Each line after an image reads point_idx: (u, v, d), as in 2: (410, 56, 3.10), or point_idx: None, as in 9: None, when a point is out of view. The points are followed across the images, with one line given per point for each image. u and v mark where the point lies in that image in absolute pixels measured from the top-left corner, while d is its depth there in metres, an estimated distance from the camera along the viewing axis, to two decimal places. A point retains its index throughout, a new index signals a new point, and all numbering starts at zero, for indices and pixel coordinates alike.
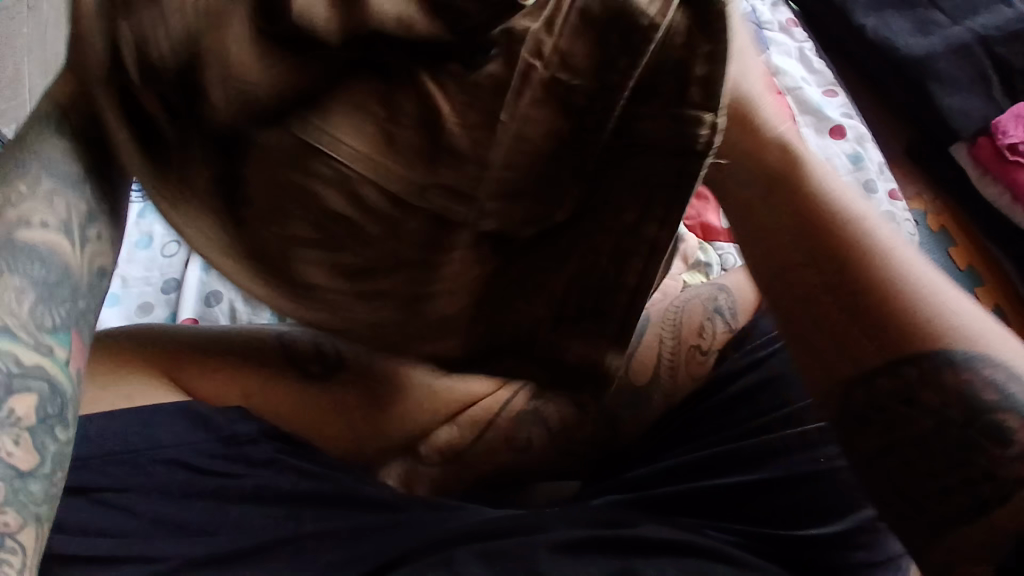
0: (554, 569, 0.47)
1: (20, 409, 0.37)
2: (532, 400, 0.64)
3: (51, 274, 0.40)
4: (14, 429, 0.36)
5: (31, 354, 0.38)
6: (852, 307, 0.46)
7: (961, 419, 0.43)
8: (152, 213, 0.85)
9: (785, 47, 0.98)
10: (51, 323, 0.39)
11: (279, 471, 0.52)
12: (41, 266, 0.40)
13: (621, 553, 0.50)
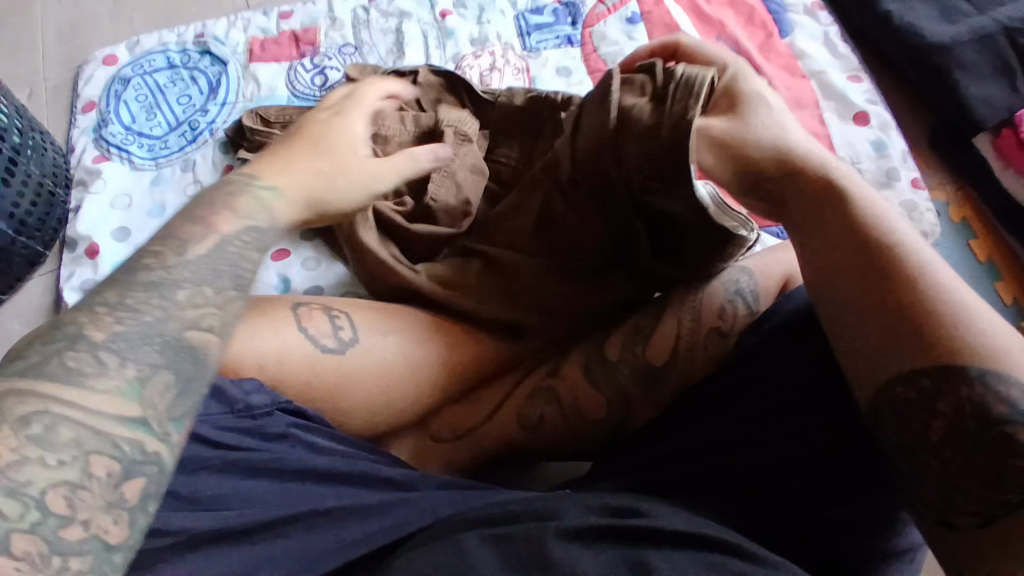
0: (568, 559, 0.45)
1: (131, 492, 0.36)
2: (548, 376, 0.64)
3: (195, 370, 0.40)
4: (117, 510, 0.35)
5: (154, 439, 0.37)
6: (884, 305, 0.45)
7: (975, 429, 0.40)
8: (164, 182, 0.84)
9: (810, 30, 0.96)
10: (175, 410, 0.39)
11: (291, 445, 0.52)
12: (189, 362, 0.40)
13: (634, 543, 0.47)
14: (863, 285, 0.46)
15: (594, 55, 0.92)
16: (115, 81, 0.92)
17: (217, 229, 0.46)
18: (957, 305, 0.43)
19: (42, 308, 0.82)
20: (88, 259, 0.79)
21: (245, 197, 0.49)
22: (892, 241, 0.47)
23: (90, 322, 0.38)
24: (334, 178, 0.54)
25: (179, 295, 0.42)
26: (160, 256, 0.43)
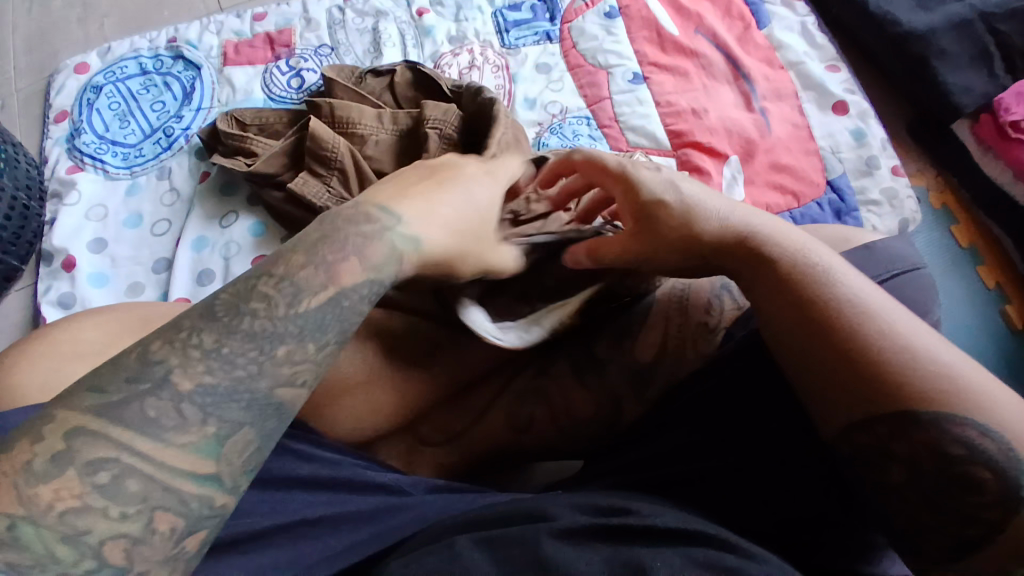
0: (562, 560, 0.45)
1: (191, 544, 0.36)
2: (537, 375, 0.63)
3: (276, 427, 0.39)
4: (174, 562, 0.35)
5: (223, 494, 0.37)
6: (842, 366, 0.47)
7: (934, 469, 0.44)
8: (140, 190, 0.83)
9: (787, 21, 0.96)
10: (246, 464, 0.38)
11: (277, 453, 0.51)
12: (271, 419, 0.38)
13: (624, 542, 0.47)
14: (809, 350, 0.48)
15: (574, 51, 0.91)
16: (87, 89, 0.90)
17: (339, 281, 0.41)
18: (903, 358, 0.46)
19: (19, 323, 0.80)
20: (65, 272, 0.78)
21: (380, 245, 0.44)
22: (834, 301, 0.48)
23: (180, 366, 0.37)
24: (468, 239, 0.50)
25: (280, 350, 0.39)
26: (270, 302, 0.39)
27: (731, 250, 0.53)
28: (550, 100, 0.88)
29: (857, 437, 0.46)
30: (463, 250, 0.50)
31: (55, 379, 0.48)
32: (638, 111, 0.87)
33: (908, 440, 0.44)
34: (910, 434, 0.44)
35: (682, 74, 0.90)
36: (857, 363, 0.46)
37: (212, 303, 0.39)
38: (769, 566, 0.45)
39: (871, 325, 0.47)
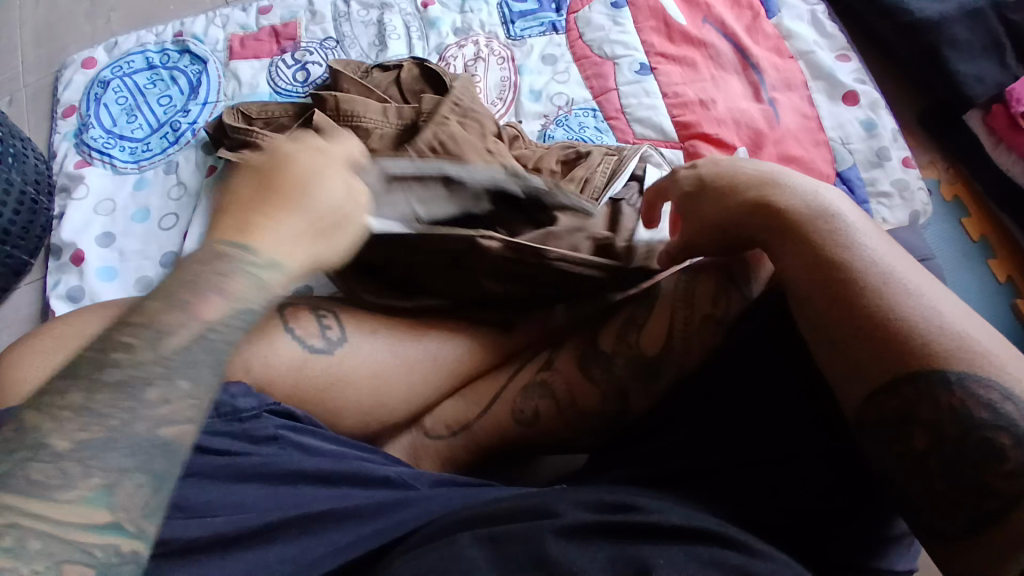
0: (564, 557, 0.45)
1: None
2: (541, 371, 0.63)
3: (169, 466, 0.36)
4: None
5: (128, 540, 0.34)
6: (860, 324, 0.47)
7: (956, 435, 0.42)
8: (148, 185, 0.83)
9: (797, 10, 0.95)
10: (148, 507, 0.35)
11: (281, 448, 0.51)
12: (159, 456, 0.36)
13: (627, 540, 0.47)
14: (831, 312, 0.49)
15: (580, 42, 0.90)
16: (94, 84, 0.91)
17: (201, 316, 0.38)
18: (925, 318, 0.46)
19: (30, 317, 0.80)
20: (74, 266, 0.78)
21: (237, 275, 0.40)
22: (855, 264, 0.49)
23: (53, 428, 0.33)
24: (329, 237, 0.44)
25: (151, 393, 0.36)
26: (132, 350, 0.36)
27: (755, 221, 0.55)
28: (555, 92, 0.87)
29: (883, 402, 0.45)
30: (337, 244, 0.45)
31: None
32: (644, 103, 0.86)
33: (933, 406, 0.43)
34: (936, 399, 0.43)
35: (689, 65, 0.89)
36: (879, 324, 0.46)
37: (76, 362, 0.36)
38: (773, 564, 0.45)
39: (893, 286, 0.47)
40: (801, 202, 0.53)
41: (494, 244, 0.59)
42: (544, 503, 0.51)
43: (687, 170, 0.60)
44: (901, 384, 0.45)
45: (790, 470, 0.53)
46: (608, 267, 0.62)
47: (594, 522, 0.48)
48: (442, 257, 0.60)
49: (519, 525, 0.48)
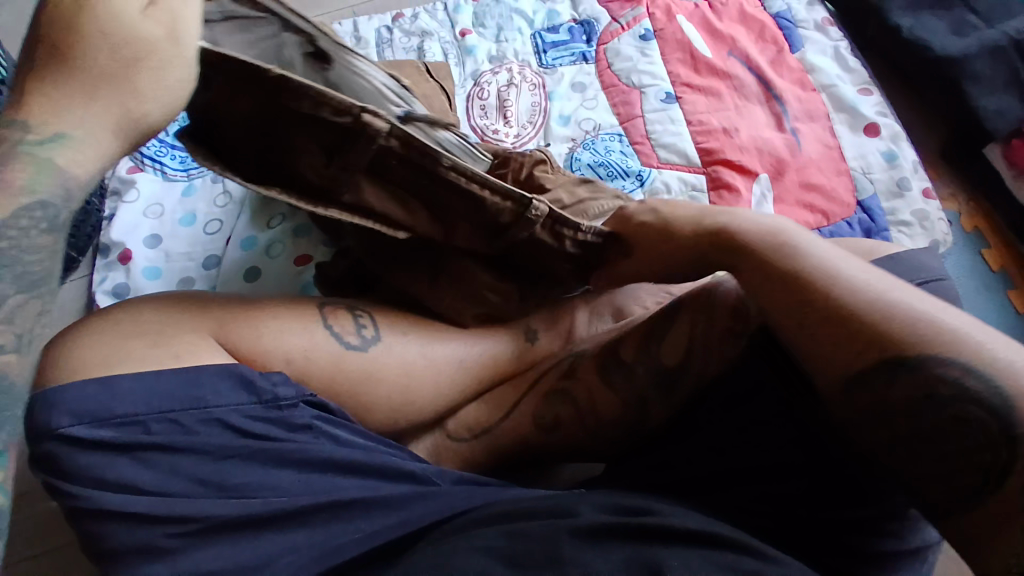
0: (577, 558, 0.46)
1: None
2: (562, 379, 0.65)
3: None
4: None
5: None
6: (840, 326, 0.48)
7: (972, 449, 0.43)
8: (195, 192, 0.88)
9: (820, 45, 0.98)
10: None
11: (315, 437, 0.53)
12: None
13: (645, 542, 0.48)
14: (794, 316, 0.50)
15: (609, 71, 0.94)
16: None
17: None
18: (877, 317, 0.47)
19: (77, 311, 0.85)
20: (121, 264, 0.83)
21: (25, 167, 0.41)
22: (813, 272, 0.50)
23: None
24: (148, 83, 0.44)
25: None
26: None
27: (707, 247, 0.57)
28: (584, 117, 0.91)
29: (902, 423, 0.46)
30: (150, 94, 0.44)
31: (113, 354, 0.49)
32: (670, 130, 0.89)
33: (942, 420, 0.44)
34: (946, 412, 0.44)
35: (713, 95, 0.92)
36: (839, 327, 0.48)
37: None
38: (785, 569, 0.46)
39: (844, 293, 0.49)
40: (752, 221, 0.56)
41: (380, 124, 0.51)
42: (564, 502, 0.52)
43: (635, 206, 0.62)
44: (895, 373, 0.45)
45: None
46: (511, 197, 0.56)
47: (611, 521, 0.49)
48: (319, 143, 0.51)
49: (538, 520, 0.50)
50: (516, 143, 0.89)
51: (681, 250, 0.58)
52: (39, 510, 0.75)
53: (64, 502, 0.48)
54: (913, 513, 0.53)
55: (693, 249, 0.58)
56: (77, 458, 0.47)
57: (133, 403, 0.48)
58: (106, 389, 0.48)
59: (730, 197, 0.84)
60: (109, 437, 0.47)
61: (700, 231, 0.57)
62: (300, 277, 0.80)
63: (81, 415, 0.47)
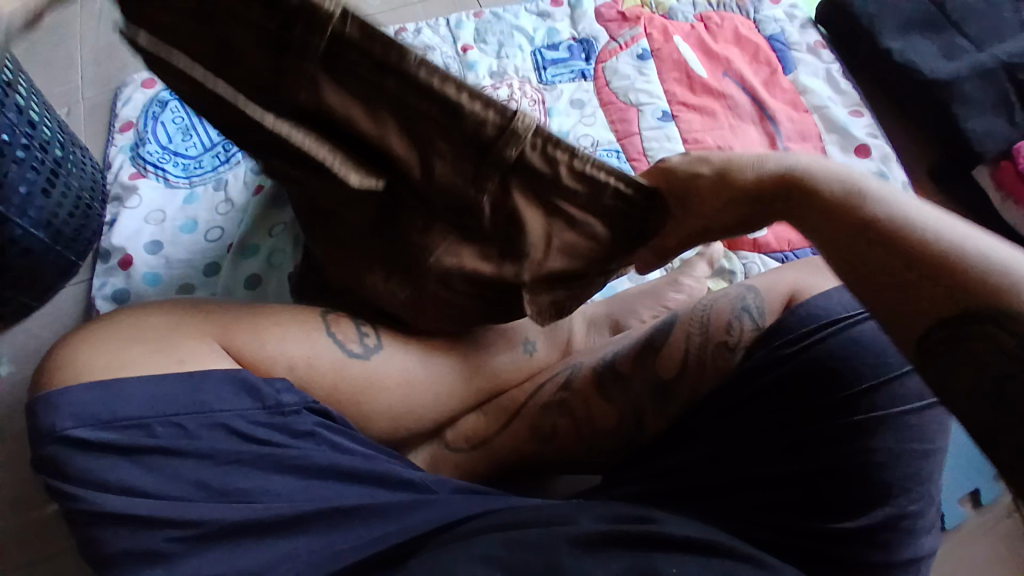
0: (576, 566, 0.47)
1: None
2: (559, 390, 0.66)
3: None
4: None
5: None
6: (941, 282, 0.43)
7: None
8: (197, 200, 0.89)
9: (813, 67, 1.01)
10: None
11: (316, 444, 0.54)
12: None
13: (642, 551, 0.49)
14: (873, 262, 0.47)
15: (607, 88, 0.96)
16: (153, 103, 0.97)
17: None
18: (955, 262, 0.43)
19: (76, 315, 0.86)
20: (122, 269, 0.83)
21: None
22: (888, 218, 0.47)
23: None
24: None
25: None
26: None
27: (773, 192, 0.51)
28: (582, 133, 0.92)
29: None
30: None
31: (118, 358, 0.50)
32: (666, 147, 0.91)
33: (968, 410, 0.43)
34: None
35: (709, 114, 0.94)
36: (917, 264, 0.45)
37: None
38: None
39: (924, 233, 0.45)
40: (819, 164, 0.50)
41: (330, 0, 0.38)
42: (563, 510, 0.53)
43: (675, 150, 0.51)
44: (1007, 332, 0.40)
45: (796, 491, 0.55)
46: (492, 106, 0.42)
47: (609, 529, 0.50)
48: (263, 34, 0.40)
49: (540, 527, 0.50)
50: None
51: (740, 201, 0.51)
52: (33, 516, 0.75)
53: (65, 504, 0.48)
54: (902, 524, 0.54)
55: (754, 199, 0.51)
56: (80, 461, 0.47)
57: (137, 407, 0.48)
58: (110, 393, 0.48)
59: None
60: (113, 440, 0.47)
61: (764, 177, 0.51)
62: None
63: (85, 418, 0.47)
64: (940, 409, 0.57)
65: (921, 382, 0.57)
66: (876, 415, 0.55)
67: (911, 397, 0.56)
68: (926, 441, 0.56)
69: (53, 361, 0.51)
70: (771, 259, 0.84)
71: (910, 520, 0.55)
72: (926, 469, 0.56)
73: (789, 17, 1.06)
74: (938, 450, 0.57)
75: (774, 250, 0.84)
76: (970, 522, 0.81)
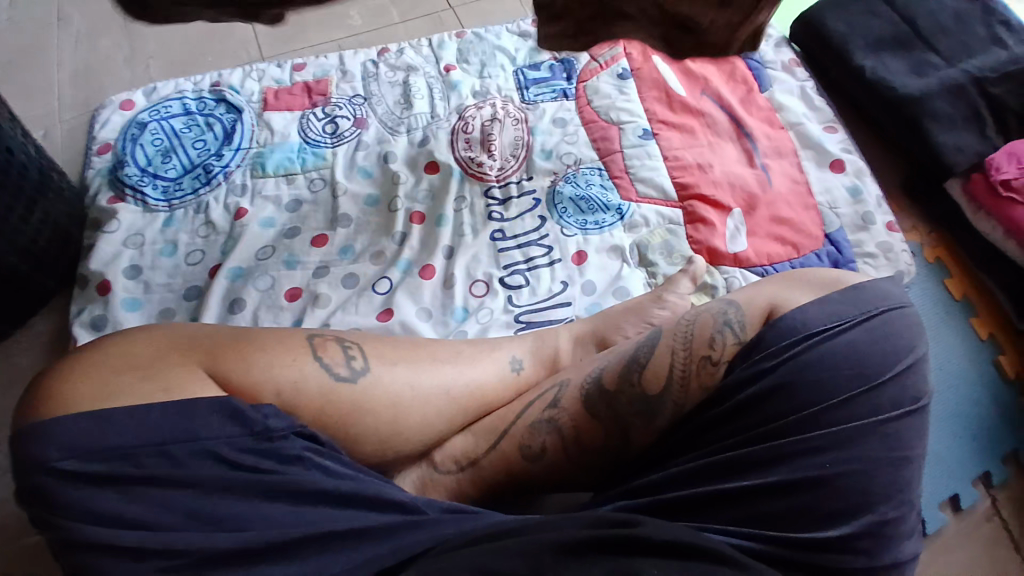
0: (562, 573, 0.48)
1: None
2: (547, 408, 0.66)
3: None
4: None
5: None
6: None
7: None
8: (176, 223, 0.89)
9: (787, 86, 1.03)
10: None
11: (306, 468, 0.54)
12: None
13: (628, 557, 0.50)
14: None
15: (589, 107, 0.98)
16: (132, 124, 0.97)
17: None
18: None
19: (55, 341, 0.85)
20: (100, 295, 0.83)
21: None
22: None
23: None
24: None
25: None
26: None
27: None
28: (564, 152, 0.94)
29: None
30: None
31: (102, 388, 0.50)
32: (647, 164, 0.92)
33: None
34: None
35: (689, 132, 0.96)
36: None
37: None
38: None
39: None
40: None
41: None
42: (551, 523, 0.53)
43: None
44: None
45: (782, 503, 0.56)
46: None
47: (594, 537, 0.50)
48: None
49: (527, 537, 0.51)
50: (499, 176, 0.92)
51: None
52: (12, 548, 0.73)
53: (49, 538, 0.48)
54: (884, 531, 0.55)
55: None
56: (66, 493, 0.47)
57: (124, 436, 0.48)
58: (97, 423, 0.48)
59: (705, 231, 0.88)
60: (99, 472, 0.47)
61: None
62: (291, 312, 0.81)
63: (71, 449, 0.47)
64: (916, 417, 0.59)
65: (897, 391, 0.58)
66: (854, 427, 0.57)
67: (888, 407, 0.58)
68: (904, 449, 0.57)
69: (33, 392, 0.51)
70: (752, 272, 0.86)
71: (892, 526, 0.56)
72: (905, 476, 0.57)
73: (764, 36, 1.09)
74: (917, 457, 0.58)
75: (755, 264, 0.86)
76: (950, 528, 0.83)
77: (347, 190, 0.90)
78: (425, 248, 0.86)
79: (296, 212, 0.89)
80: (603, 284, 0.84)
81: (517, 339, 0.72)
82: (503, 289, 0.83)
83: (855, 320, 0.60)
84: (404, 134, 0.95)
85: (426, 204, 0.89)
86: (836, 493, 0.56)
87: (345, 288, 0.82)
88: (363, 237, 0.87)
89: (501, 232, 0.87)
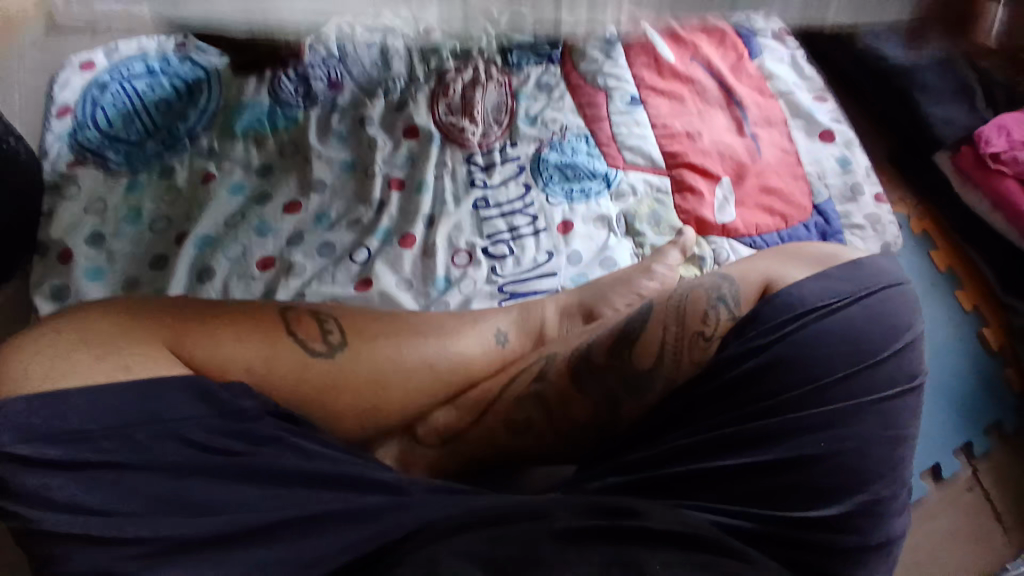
0: (561, 561, 0.46)
1: None
2: (534, 384, 0.63)
3: None
4: None
5: None
6: None
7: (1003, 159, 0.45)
8: (140, 188, 0.84)
9: (778, 54, 1.00)
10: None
11: (282, 450, 0.51)
12: None
13: (624, 544, 0.48)
14: None
15: (575, 72, 0.93)
16: (93, 86, 0.90)
17: None
18: None
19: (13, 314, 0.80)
20: (61, 264, 0.78)
21: None
22: None
23: None
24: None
25: None
26: None
27: None
28: (549, 118, 0.90)
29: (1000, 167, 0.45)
30: None
31: (57, 368, 0.47)
32: (634, 132, 0.90)
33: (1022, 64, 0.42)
34: None
35: (678, 100, 0.93)
36: None
37: None
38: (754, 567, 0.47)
39: None
40: None
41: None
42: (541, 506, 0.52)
43: None
44: None
45: (776, 480, 0.55)
46: None
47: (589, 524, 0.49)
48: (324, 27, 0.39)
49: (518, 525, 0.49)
50: (482, 143, 0.88)
51: None
52: None
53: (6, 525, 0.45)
54: (875, 509, 0.55)
55: None
56: (21, 477, 0.43)
57: (82, 419, 0.45)
58: (55, 405, 0.45)
59: (693, 200, 0.86)
60: (57, 456, 0.44)
61: None
62: (264, 282, 0.77)
63: (27, 432, 0.44)
64: (911, 395, 0.58)
65: (891, 369, 0.57)
66: (847, 404, 0.56)
67: (882, 385, 0.57)
68: (897, 427, 0.57)
69: None
70: (739, 244, 0.84)
71: (884, 504, 0.55)
72: (899, 454, 0.57)
73: None
74: (910, 434, 0.57)
75: (743, 235, 0.84)
76: (932, 497, 0.84)
77: (323, 156, 0.86)
78: (405, 216, 0.82)
79: (269, 178, 0.85)
80: (589, 254, 0.82)
81: (503, 310, 0.68)
82: (486, 260, 0.80)
83: (852, 296, 0.59)
84: (382, 97, 0.90)
85: (404, 170, 0.86)
86: (827, 471, 0.55)
87: (321, 258, 0.79)
88: (340, 204, 0.83)
89: (484, 200, 0.84)
